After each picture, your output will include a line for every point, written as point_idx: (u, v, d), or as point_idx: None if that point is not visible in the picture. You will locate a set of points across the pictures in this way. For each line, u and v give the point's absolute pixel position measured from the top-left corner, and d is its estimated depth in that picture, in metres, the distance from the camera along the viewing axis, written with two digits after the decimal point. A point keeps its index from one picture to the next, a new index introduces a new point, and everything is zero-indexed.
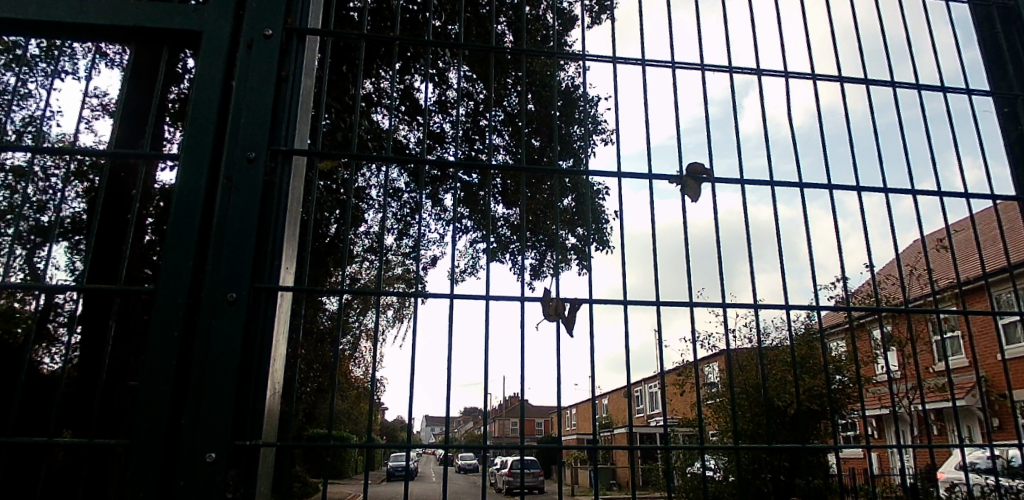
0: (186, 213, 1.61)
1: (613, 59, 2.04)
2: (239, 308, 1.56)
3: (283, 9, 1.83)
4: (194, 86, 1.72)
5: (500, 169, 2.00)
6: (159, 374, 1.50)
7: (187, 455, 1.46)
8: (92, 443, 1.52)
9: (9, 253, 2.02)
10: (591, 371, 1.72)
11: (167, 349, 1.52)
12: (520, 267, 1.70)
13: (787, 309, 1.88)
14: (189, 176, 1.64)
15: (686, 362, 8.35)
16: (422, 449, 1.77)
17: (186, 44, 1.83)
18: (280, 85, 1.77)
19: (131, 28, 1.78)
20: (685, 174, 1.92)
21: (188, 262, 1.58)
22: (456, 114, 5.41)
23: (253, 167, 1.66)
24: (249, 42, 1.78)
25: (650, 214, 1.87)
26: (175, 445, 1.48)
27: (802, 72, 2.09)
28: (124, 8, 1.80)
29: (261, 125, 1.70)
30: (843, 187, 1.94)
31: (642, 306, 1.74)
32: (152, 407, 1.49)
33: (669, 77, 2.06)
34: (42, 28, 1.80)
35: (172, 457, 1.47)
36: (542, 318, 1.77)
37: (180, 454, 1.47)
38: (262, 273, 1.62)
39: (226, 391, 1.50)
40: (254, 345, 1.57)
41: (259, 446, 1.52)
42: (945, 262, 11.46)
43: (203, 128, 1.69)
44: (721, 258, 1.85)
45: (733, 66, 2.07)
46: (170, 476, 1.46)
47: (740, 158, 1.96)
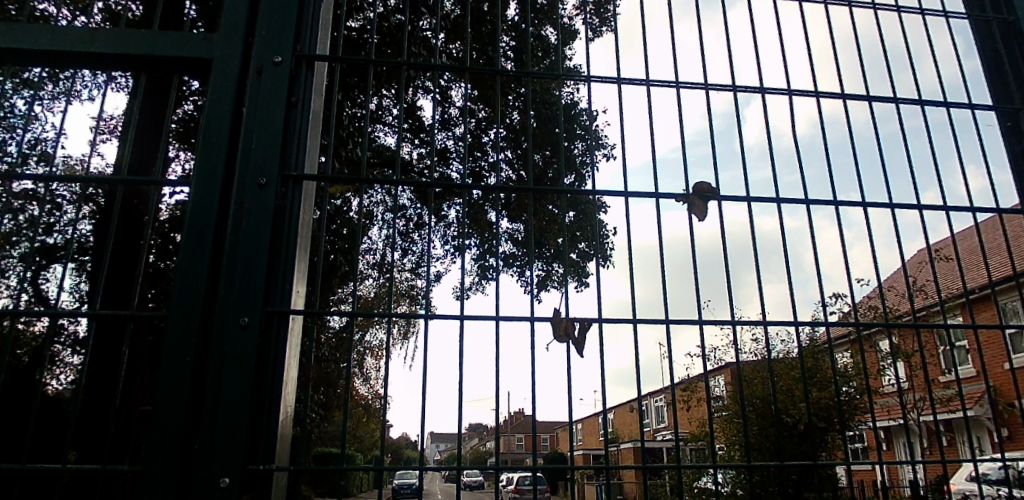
0: (198, 239, 1.63)
1: (618, 79, 2.06)
2: (251, 332, 1.57)
3: (292, 37, 1.86)
4: (204, 113, 1.74)
5: (507, 189, 2.01)
6: (173, 399, 1.51)
7: (201, 480, 1.46)
8: (106, 470, 1.51)
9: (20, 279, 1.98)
10: (601, 389, 1.71)
11: (181, 374, 1.53)
12: (528, 287, 1.71)
13: (795, 324, 1.88)
14: (201, 201, 1.66)
15: (692, 375, 8.33)
16: (433, 471, 1.76)
17: (196, 71, 1.85)
18: (289, 111, 1.79)
19: (141, 56, 1.80)
20: (691, 192, 1.93)
21: (200, 287, 1.60)
22: (460, 131, 5.41)
23: (264, 193, 1.68)
24: (258, 69, 1.80)
25: (658, 231, 1.87)
26: (191, 470, 1.48)
27: (806, 90, 2.11)
28: (135, 37, 1.82)
29: (272, 151, 1.72)
30: (847, 202, 1.95)
31: (652, 324, 1.74)
32: (167, 432, 1.49)
33: (674, 96, 2.07)
34: (54, 57, 1.82)
35: (186, 481, 1.47)
36: (552, 338, 1.78)
37: (195, 480, 1.46)
38: (274, 296, 1.63)
39: (240, 415, 1.51)
40: (267, 369, 1.58)
41: (273, 470, 1.52)
42: (948, 273, 11.46)
43: (213, 155, 1.71)
44: (729, 273, 1.85)
45: (736, 85, 2.09)
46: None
47: (746, 173, 1.97)
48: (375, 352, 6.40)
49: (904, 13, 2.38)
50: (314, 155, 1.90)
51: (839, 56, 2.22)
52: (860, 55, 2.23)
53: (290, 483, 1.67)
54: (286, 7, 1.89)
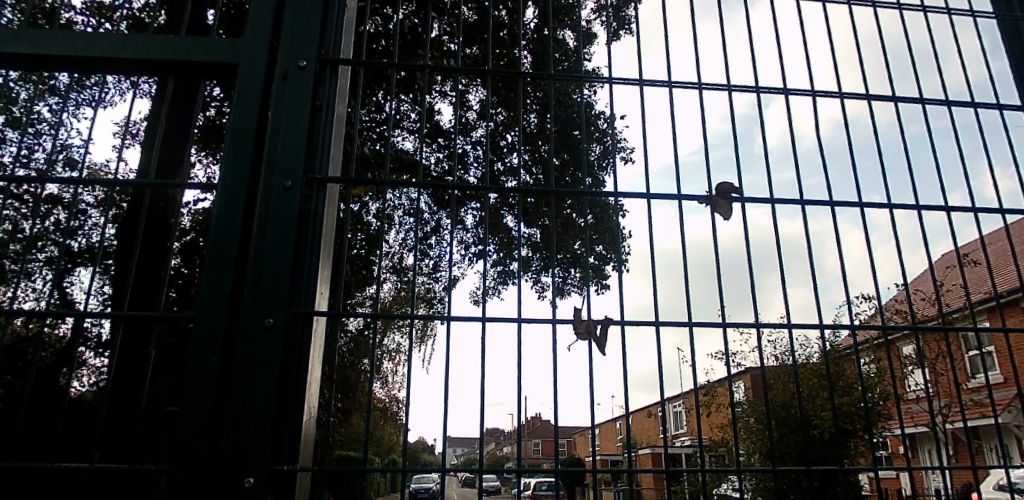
0: (225, 240, 1.65)
1: (640, 81, 2.06)
2: (276, 333, 1.58)
3: (317, 41, 1.88)
4: (231, 116, 1.76)
5: (528, 191, 2.01)
6: (199, 398, 1.53)
7: (227, 480, 1.47)
8: (132, 468, 1.52)
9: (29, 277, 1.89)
10: (624, 391, 1.70)
11: (207, 373, 1.55)
12: (549, 288, 1.70)
13: (819, 326, 1.85)
14: (227, 203, 1.68)
15: (711, 381, 8.23)
16: (452, 473, 1.76)
17: (221, 75, 1.88)
18: (314, 114, 1.81)
19: (168, 60, 1.83)
20: (714, 194, 1.92)
21: (226, 289, 1.62)
22: (477, 135, 5.41)
23: (289, 195, 1.70)
24: (284, 73, 1.83)
25: (681, 233, 1.86)
26: (216, 469, 1.49)
27: (830, 91, 2.09)
28: (162, 43, 1.84)
29: (296, 154, 1.74)
30: (873, 204, 1.92)
31: (675, 327, 1.73)
32: (194, 430, 1.51)
33: (696, 98, 2.06)
34: (83, 62, 1.85)
35: (212, 480, 1.49)
36: (573, 338, 1.77)
37: (220, 478, 1.47)
38: (298, 298, 1.64)
39: (266, 413, 1.52)
40: (292, 369, 1.59)
41: (297, 471, 1.52)
42: (975, 279, 11.24)
43: (239, 158, 1.73)
44: (752, 275, 1.83)
45: (760, 86, 2.07)
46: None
47: (769, 174, 1.95)
48: (394, 356, 6.40)
49: (931, 13, 2.35)
50: (337, 159, 1.92)
51: (864, 58, 2.20)
52: (885, 55, 2.20)
53: (313, 484, 1.67)
54: (311, 12, 1.92)
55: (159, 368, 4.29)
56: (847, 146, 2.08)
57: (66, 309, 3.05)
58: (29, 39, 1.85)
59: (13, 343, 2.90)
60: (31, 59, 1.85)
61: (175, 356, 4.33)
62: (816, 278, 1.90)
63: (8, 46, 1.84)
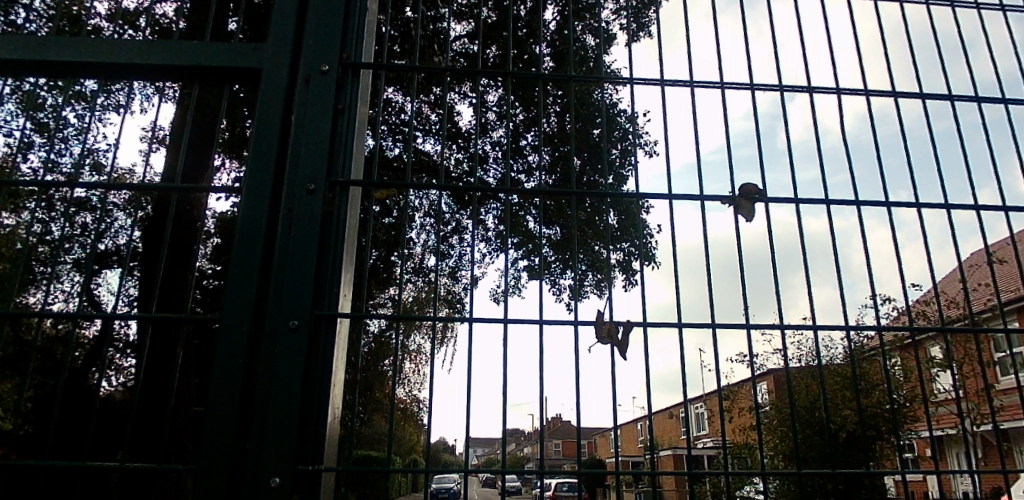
0: (250, 243, 1.67)
1: (661, 81, 2.05)
2: (301, 335, 1.59)
3: (339, 45, 1.90)
4: (256, 121, 1.79)
5: (549, 193, 1.99)
6: (225, 397, 1.55)
7: (253, 479, 1.48)
8: (160, 469, 1.54)
9: (49, 283, 1.94)
10: (647, 393, 1.69)
11: (233, 373, 1.57)
12: (571, 290, 1.70)
13: (846, 327, 1.82)
14: (251, 208, 1.70)
15: (735, 382, 8.11)
16: (474, 473, 1.76)
17: (247, 81, 1.90)
18: (336, 118, 1.82)
19: (195, 67, 1.85)
20: (737, 195, 1.90)
21: (252, 289, 1.64)
22: (497, 136, 5.37)
23: (312, 198, 1.71)
24: (307, 77, 1.85)
25: (703, 232, 1.84)
26: (243, 469, 1.51)
27: (855, 89, 2.05)
28: (186, 49, 1.87)
29: (320, 158, 1.75)
30: (899, 203, 1.89)
31: (697, 328, 1.71)
32: (220, 429, 1.53)
33: (719, 98, 2.04)
34: (111, 69, 1.89)
35: (239, 479, 1.50)
36: (595, 341, 1.76)
37: (247, 478, 1.49)
38: (322, 300, 1.65)
39: (291, 412, 1.54)
40: (315, 371, 1.60)
41: (322, 471, 1.53)
42: (1008, 276, 10.94)
43: (264, 164, 1.75)
44: (776, 275, 1.80)
45: (782, 85, 2.04)
46: (239, 499, 1.49)
47: (794, 173, 1.92)
48: (415, 356, 6.38)
49: (959, 8, 2.30)
50: (360, 163, 1.93)
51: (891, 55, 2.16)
52: (911, 51, 2.16)
53: (339, 485, 1.68)
54: (333, 17, 1.94)
55: (186, 369, 4.34)
56: (874, 143, 2.04)
57: (94, 310, 3.10)
58: (57, 47, 1.89)
59: (45, 345, 2.96)
60: (59, 66, 1.89)
61: (202, 355, 4.41)
62: (841, 278, 1.86)
63: (37, 53, 1.88)
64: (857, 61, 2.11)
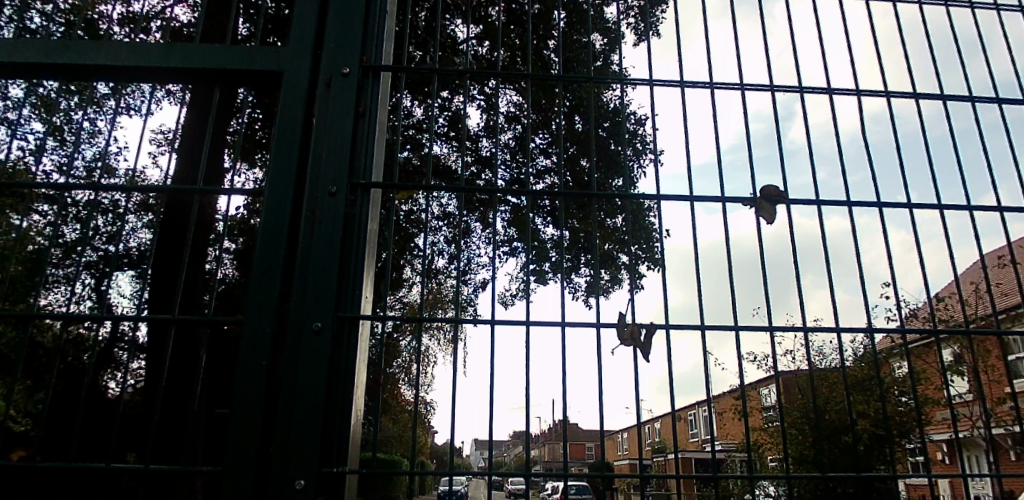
0: (273, 244, 1.68)
1: (682, 83, 2.05)
2: (324, 337, 1.60)
3: (359, 48, 1.90)
4: (277, 124, 1.79)
5: (556, 193, 2.11)
6: (249, 398, 1.55)
7: (278, 481, 1.49)
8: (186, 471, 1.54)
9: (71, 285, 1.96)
10: (660, 395, 1.69)
11: (256, 374, 1.57)
12: (592, 293, 1.70)
13: (857, 329, 1.81)
14: (274, 210, 1.71)
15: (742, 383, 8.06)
16: (480, 476, 1.78)
17: (269, 84, 1.91)
18: (357, 120, 1.83)
19: (218, 70, 1.86)
20: (759, 197, 1.90)
21: (275, 291, 1.64)
22: (505, 138, 5.33)
23: (334, 201, 1.72)
24: (328, 81, 1.85)
25: (725, 234, 1.85)
26: (267, 470, 1.51)
27: (875, 90, 2.06)
28: (210, 52, 1.88)
29: (341, 160, 1.76)
30: (922, 204, 1.89)
31: (720, 331, 1.71)
32: (244, 431, 1.53)
33: (739, 100, 2.04)
34: (134, 72, 1.90)
35: (264, 482, 1.50)
36: (618, 344, 1.76)
37: (272, 480, 1.49)
38: (344, 302, 1.66)
39: (314, 413, 1.54)
40: (339, 373, 1.60)
41: (346, 473, 1.54)
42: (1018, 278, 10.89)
43: (285, 166, 1.75)
44: (798, 276, 1.80)
45: (803, 86, 2.05)
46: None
47: (816, 175, 1.92)
48: (421, 358, 6.34)
49: (979, 8, 2.30)
50: (379, 166, 1.94)
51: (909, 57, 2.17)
52: (932, 51, 2.17)
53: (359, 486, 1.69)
54: (351, 20, 1.95)
55: None
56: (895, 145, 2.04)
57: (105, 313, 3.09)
58: (81, 50, 1.90)
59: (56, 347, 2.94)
60: (82, 69, 1.90)
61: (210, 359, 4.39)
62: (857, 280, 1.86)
63: (59, 56, 1.89)
64: (878, 62, 2.11)
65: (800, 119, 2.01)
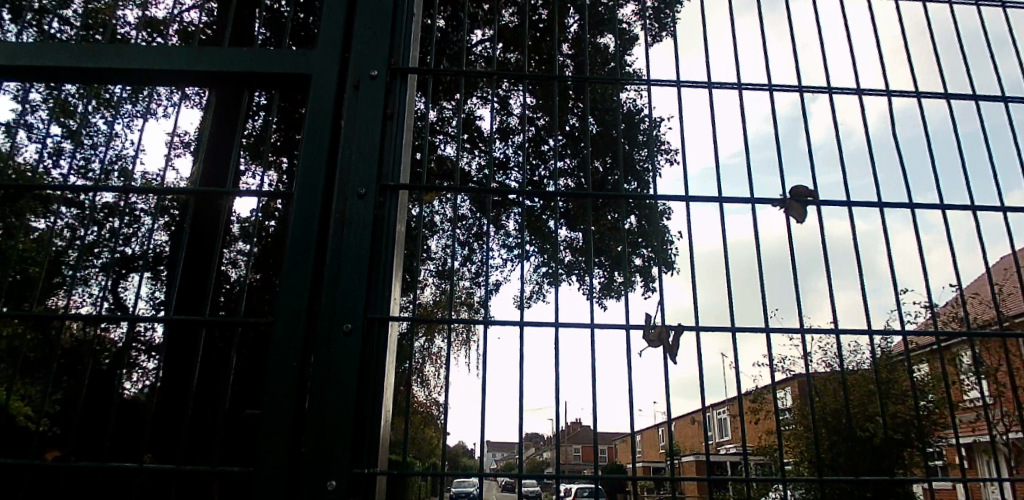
0: (302, 245, 1.68)
1: (709, 84, 2.05)
2: (355, 338, 1.60)
3: (388, 51, 1.92)
4: (306, 126, 1.80)
5: (567, 194, 2.26)
6: (281, 399, 1.55)
7: (310, 482, 1.49)
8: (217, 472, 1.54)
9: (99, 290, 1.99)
10: (672, 398, 1.68)
11: (287, 375, 1.57)
12: (620, 294, 1.69)
13: (868, 335, 1.78)
14: (303, 212, 1.71)
15: (758, 387, 7.95)
16: (487, 478, 1.79)
17: (297, 86, 1.91)
18: (385, 122, 1.84)
19: (248, 73, 1.87)
20: (788, 197, 1.88)
21: (304, 292, 1.64)
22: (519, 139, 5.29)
23: (364, 203, 1.73)
24: (356, 83, 1.86)
25: (755, 235, 1.83)
26: (299, 472, 1.51)
27: (906, 91, 2.06)
28: (241, 57, 1.89)
29: (370, 162, 1.77)
30: (956, 206, 1.89)
31: (751, 333, 1.69)
32: (275, 432, 1.53)
33: (767, 101, 2.04)
34: (165, 75, 1.91)
35: (296, 484, 1.50)
36: (645, 345, 1.75)
37: (304, 481, 1.49)
38: (374, 304, 1.66)
39: (347, 416, 1.54)
40: (369, 375, 1.60)
41: (377, 474, 1.54)
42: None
43: (314, 168, 1.76)
44: (828, 278, 1.80)
45: (832, 87, 2.04)
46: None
47: (845, 176, 1.92)
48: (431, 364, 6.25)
49: (1009, 8, 2.30)
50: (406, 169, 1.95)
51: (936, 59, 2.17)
52: (963, 52, 2.18)
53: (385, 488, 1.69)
54: (379, 23, 1.96)
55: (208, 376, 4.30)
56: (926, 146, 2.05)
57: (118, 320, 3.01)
58: (112, 53, 1.92)
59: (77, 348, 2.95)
60: (114, 72, 1.92)
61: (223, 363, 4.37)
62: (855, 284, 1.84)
63: (91, 59, 1.91)
64: (907, 63, 2.12)
65: (830, 119, 2.00)
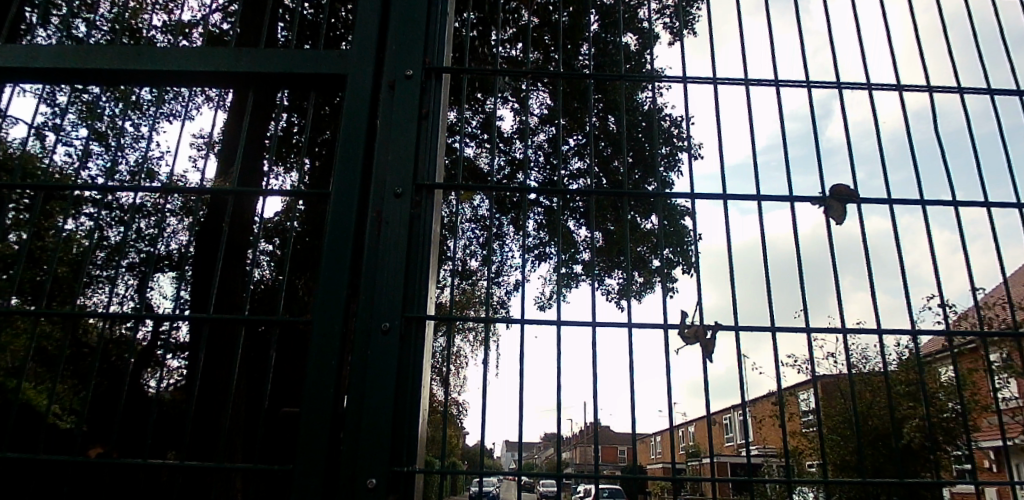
0: (340, 244, 1.69)
1: (746, 81, 2.01)
2: (393, 337, 1.61)
3: (422, 51, 1.92)
4: (342, 126, 1.81)
5: (595, 192, 2.27)
6: (320, 397, 1.56)
7: (350, 481, 1.50)
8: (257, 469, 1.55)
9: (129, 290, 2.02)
10: (707, 400, 1.64)
11: (326, 374, 1.58)
12: (657, 293, 1.67)
13: (904, 335, 1.74)
14: (339, 211, 1.72)
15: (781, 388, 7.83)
16: (501, 478, 1.79)
17: (332, 87, 1.93)
18: (420, 122, 1.84)
19: (284, 74, 1.88)
20: (829, 196, 1.85)
21: (342, 290, 1.65)
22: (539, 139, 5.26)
23: (400, 202, 1.73)
24: (391, 83, 1.87)
25: (794, 233, 1.80)
26: (338, 471, 1.52)
27: (949, 86, 2.01)
28: (277, 58, 1.90)
29: (406, 161, 1.78)
30: (1003, 203, 1.83)
31: (791, 333, 1.66)
32: (315, 431, 1.54)
33: (806, 98, 2.00)
34: (202, 76, 1.94)
35: (336, 482, 1.51)
36: (682, 344, 1.73)
37: (344, 480, 1.50)
38: (411, 303, 1.67)
39: (386, 414, 1.55)
40: (407, 375, 1.61)
41: (416, 473, 1.54)
42: None
43: (351, 167, 1.76)
44: (872, 277, 1.75)
45: (873, 83, 2.00)
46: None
47: (887, 173, 1.88)
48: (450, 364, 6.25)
49: None
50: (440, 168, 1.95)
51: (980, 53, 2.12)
52: (1009, 46, 2.11)
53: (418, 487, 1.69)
54: (414, 23, 1.97)
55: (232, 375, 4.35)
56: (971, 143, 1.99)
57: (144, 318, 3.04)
58: (150, 56, 1.95)
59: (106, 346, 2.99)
60: (152, 75, 1.96)
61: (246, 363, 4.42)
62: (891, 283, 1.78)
63: (130, 61, 1.95)
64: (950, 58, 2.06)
65: (873, 116, 1.95)
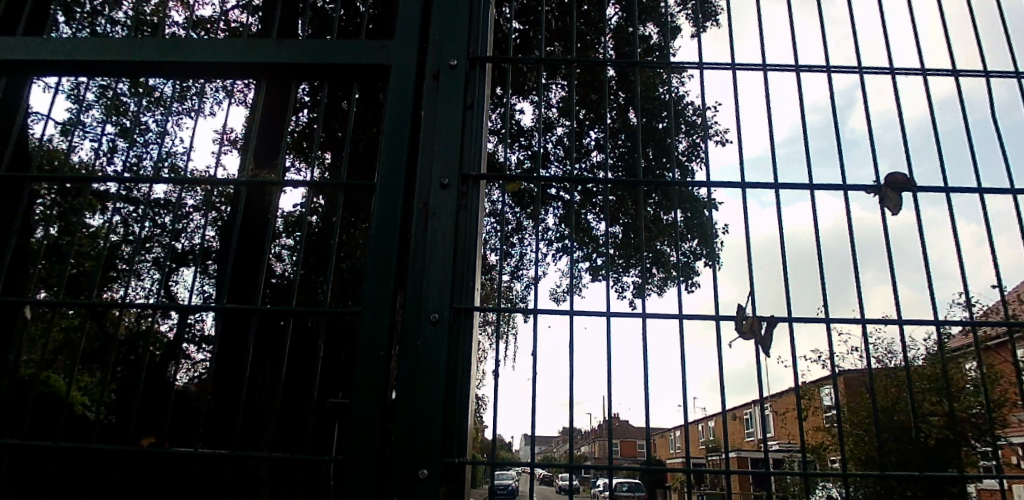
0: (388, 234, 1.69)
1: (796, 67, 1.98)
2: (442, 328, 1.62)
3: (466, 41, 1.92)
4: (388, 116, 1.81)
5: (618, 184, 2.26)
6: (371, 387, 1.57)
7: (402, 471, 1.51)
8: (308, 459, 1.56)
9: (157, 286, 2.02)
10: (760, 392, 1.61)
11: (376, 364, 1.59)
12: (710, 282, 1.66)
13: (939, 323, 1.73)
14: (387, 201, 1.72)
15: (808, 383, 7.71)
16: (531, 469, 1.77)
17: (375, 78, 1.93)
18: (465, 112, 1.85)
19: (328, 65, 1.89)
20: (883, 184, 1.82)
21: (391, 281, 1.66)
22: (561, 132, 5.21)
23: (447, 192, 1.74)
24: (436, 73, 1.88)
25: (847, 221, 1.77)
26: (390, 461, 1.53)
27: (1005, 71, 1.98)
28: (321, 49, 1.91)
29: (452, 152, 1.79)
30: None
31: (847, 324, 1.63)
32: (367, 421, 1.55)
33: (858, 84, 1.96)
34: (244, 68, 1.96)
35: (388, 472, 1.52)
36: (737, 335, 1.71)
37: (397, 470, 1.52)
38: (459, 294, 1.68)
39: (437, 404, 1.56)
40: (457, 366, 1.62)
41: (466, 464, 1.55)
42: None
43: (397, 157, 1.77)
44: (930, 266, 1.72)
45: (926, 68, 1.97)
46: (388, 489, 1.51)
47: (942, 160, 1.84)
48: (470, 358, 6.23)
49: None
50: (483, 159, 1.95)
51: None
52: None
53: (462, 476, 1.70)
54: (457, 13, 1.97)
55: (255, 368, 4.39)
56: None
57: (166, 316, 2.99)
58: (192, 48, 1.97)
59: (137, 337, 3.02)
60: (193, 66, 1.98)
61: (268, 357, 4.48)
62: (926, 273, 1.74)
63: (171, 53, 1.97)
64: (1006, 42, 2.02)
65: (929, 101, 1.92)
